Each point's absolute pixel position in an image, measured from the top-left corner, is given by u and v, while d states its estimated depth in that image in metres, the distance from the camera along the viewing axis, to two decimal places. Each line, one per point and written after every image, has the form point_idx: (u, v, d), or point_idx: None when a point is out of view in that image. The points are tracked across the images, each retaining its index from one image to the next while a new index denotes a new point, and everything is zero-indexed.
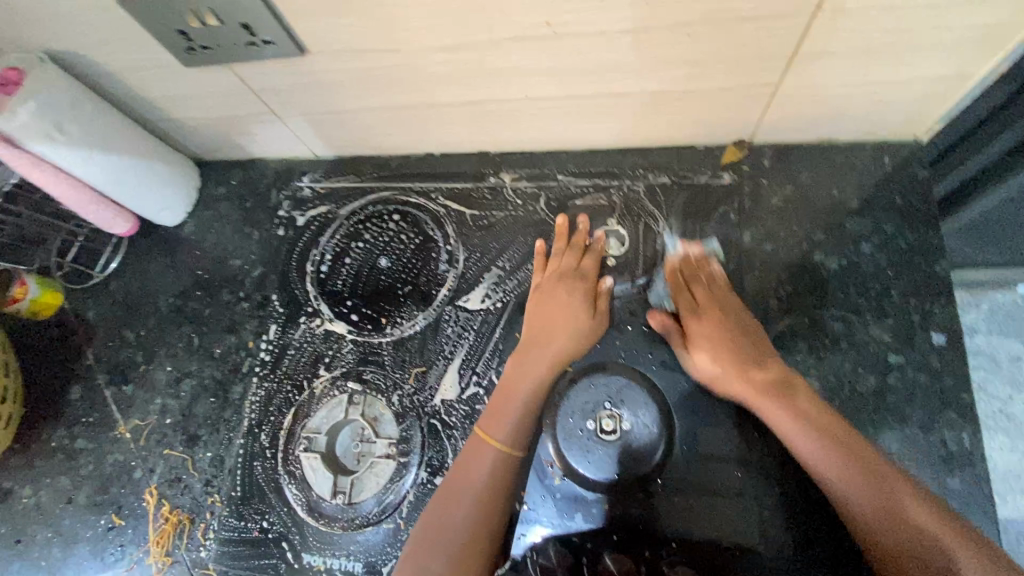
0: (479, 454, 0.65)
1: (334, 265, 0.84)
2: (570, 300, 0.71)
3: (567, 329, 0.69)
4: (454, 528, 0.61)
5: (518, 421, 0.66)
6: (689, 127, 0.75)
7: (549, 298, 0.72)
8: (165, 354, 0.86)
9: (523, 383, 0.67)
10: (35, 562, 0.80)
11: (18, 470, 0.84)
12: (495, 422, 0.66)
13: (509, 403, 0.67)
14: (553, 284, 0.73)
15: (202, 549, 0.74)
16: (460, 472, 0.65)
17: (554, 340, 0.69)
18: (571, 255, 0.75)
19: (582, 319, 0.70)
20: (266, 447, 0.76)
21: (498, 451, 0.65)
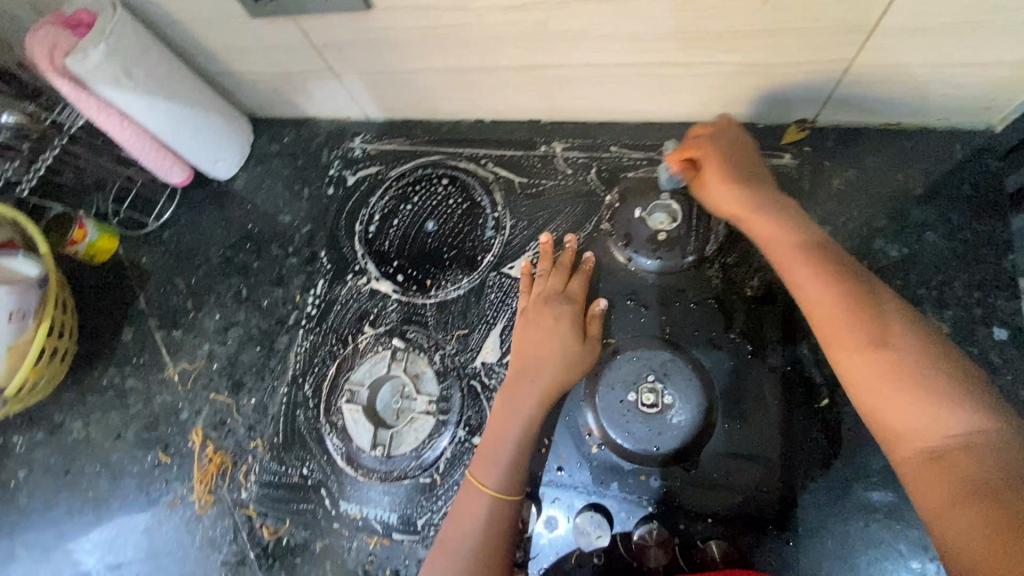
0: (474, 499, 0.63)
1: (382, 225, 0.85)
2: (557, 326, 0.69)
3: (556, 354, 0.67)
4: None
5: (508, 463, 0.64)
6: (752, 104, 0.73)
7: (535, 323, 0.70)
8: (215, 303, 0.89)
9: (516, 418, 0.65)
10: (82, 492, 0.83)
11: (69, 405, 0.87)
12: (486, 467, 0.64)
13: (497, 444, 0.65)
14: (539, 309, 0.70)
15: (244, 490, 0.77)
16: (458, 517, 0.62)
17: (543, 369, 0.67)
18: (556, 279, 0.73)
19: (572, 344, 0.67)
20: (309, 396, 0.78)
21: (493, 494, 0.62)
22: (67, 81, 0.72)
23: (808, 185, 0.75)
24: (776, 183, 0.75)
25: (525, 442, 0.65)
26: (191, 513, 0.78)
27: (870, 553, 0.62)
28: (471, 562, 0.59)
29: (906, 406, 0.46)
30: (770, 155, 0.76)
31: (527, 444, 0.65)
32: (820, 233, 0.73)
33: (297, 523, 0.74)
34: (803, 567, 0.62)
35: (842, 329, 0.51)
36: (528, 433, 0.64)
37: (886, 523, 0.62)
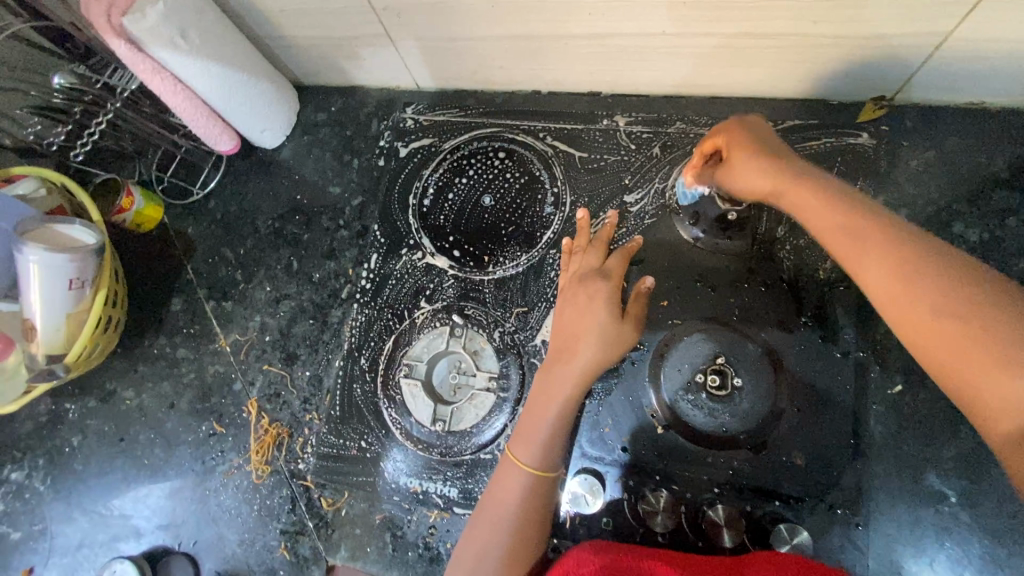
0: (511, 477, 0.63)
1: (436, 199, 0.83)
2: (592, 304, 0.67)
3: (592, 334, 0.65)
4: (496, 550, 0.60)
5: (544, 443, 0.63)
6: (831, 79, 0.70)
7: (570, 304, 0.69)
8: (265, 275, 0.88)
9: (553, 398, 0.64)
10: (138, 459, 0.83)
11: (121, 373, 0.88)
12: (524, 445, 0.63)
13: (535, 423, 0.64)
14: (574, 288, 0.69)
15: (301, 461, 0.77)
16: (496, 493, 0.62)
17: (579, 348, 0.65)
18: (592, 256, 0.72)
19: (608, 322, 0.66)
20: (366, 370, 0.78)
21: (530, 473, 0.62)
22: (125, 43, 0.70)
23: (886, 166, 0.72)
24: (851, 163, 0.72)
25: (562, 420, 0.63)
26: (248, 483, 0.78)
27: (939, 538, 0.62)
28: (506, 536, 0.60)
29: (998, 389, 0.38)
30: (846, 133, 0.73)
31: (564, 423, 0.64)
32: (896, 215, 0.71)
33: (356, 495, 0.74)
34: (870, 550, 0.63)
35: (899, 300, 0.44)
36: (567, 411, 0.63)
37: (956, 510, 0.62)
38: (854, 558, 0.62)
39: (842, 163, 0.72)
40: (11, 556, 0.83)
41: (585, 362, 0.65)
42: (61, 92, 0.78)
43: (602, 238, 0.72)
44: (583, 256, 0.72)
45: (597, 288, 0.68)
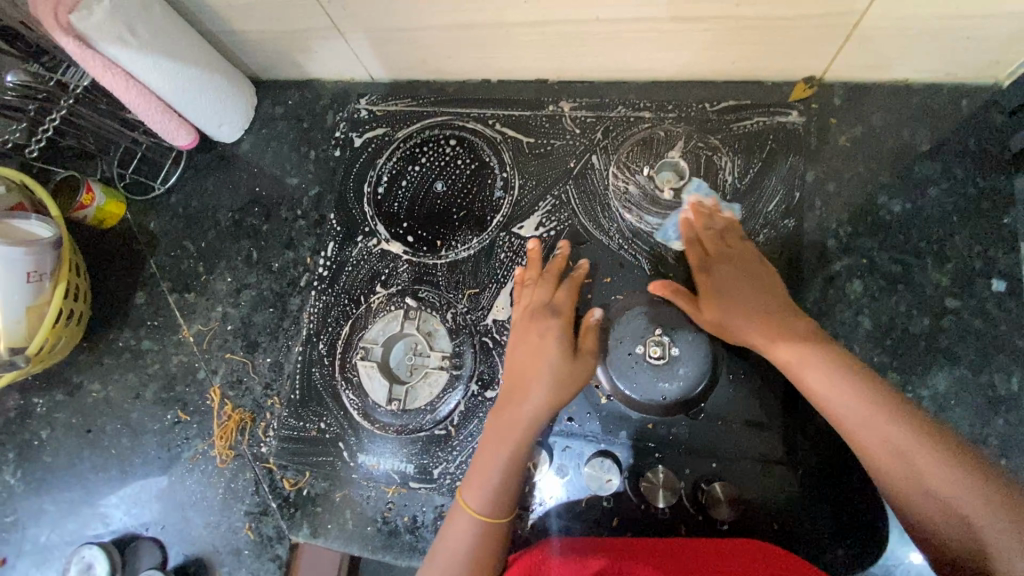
0: (460, 522, 0.63)
1: (390, 187, 0.85)
2: (545, 342, 0.69)
3: (544, 372, 0.67)
4: None
5: (495, 488, 0.64)
6: (761, 60, 0.73)
7: (523, 341, 0.70)
8: (226, 266, 0.90)
9: (510, 438, 0.65)
10: (105, 449, 0.85)
11: (87, 366, 0.89)
12: (474, 489, 0.64)
13: (489, 464, 0.64)
14: (526, 325, 0.71)
15: (263, 444, 0.79)
16: (446, 540, 0.63)
17: (532, 386, 0.67)
18: (542, 290, 0.73)
19: (560, 360, 0.67)
20: (324, 354, 0.80)
21: (481, 518, 0.62)
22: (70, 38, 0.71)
23: (815, 142, 0.75)
24: (784, 141, 0.75)
25: (511, 464, 0.64)
26: (213, 467, 0.81)
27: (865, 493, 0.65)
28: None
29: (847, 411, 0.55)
30: (778, 112, 0.76)
31: (516, 467, 0.64)
32: (825, 189, 0.74)
33: (316, 474, 0.76)
34: (801, 507, 0.66)
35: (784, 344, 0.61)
36: (519, 453, 0.64)
37: None
38: (786, 514, 0.65)
39: (774, 141, 0.75)
40: None
41: (538, 403, 0.66)
42: (14, 90, 0.77)
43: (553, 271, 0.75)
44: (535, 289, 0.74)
45: (546, 323, 0.70)
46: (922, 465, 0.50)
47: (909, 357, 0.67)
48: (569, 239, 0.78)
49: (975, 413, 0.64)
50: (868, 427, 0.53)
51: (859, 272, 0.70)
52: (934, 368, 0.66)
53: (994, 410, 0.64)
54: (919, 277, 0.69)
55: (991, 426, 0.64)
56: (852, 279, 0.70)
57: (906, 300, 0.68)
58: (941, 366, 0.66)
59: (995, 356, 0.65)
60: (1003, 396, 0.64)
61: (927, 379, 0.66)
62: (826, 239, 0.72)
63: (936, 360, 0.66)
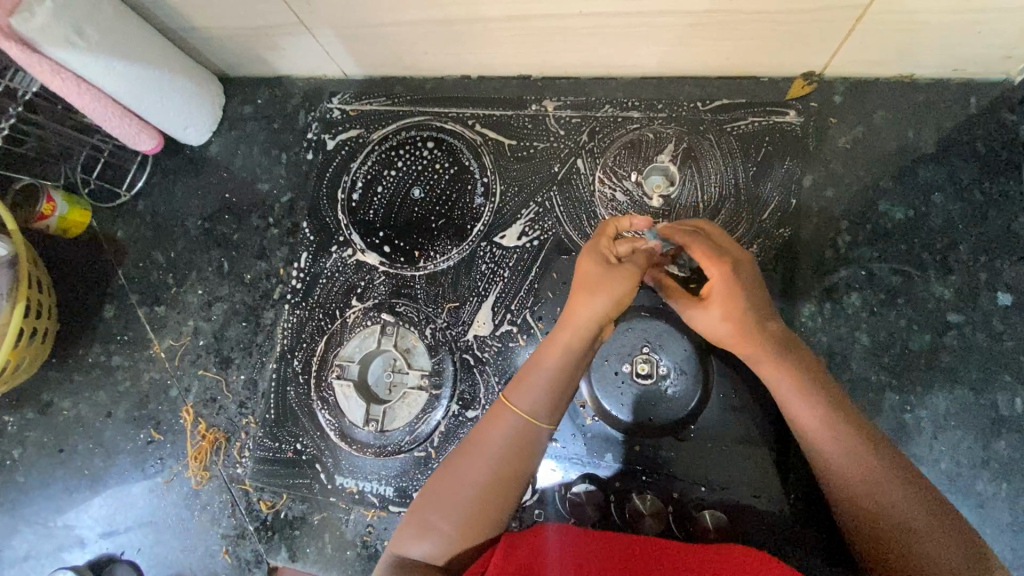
0: (499, 418, 0.56)
1: (365, 193, 0.81)
2: (614, 254, 0.59)
3: (603, 287, 0.56)
4: (456, 502, 0.54)
5: (537, 395, 0.56)
6: (756, 57, 0.68)
7: (591, 253, 0.60)
8: (197, 278, 0.86)
9: (554, 356, 0.56)
10: (78, 469, 0.83)
11: (56, 383, 0.86)
12: (521, 389, 0.57)
13: (524, 390, 0.56)
14: (596, 238, 0.61)
15: (238, 465, 0.77)
16: (476, 436, 0.56)
17: (588, 300, 0.56)
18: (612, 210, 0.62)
19: (625, 273, 0.57)
20: (299, 371, 0.77)
21: (500, 448, 0.55)
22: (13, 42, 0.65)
23: (814, 143, 0.70)
24: (780, 143, 0.70)
25: (549, 392, 0.56)
26: (188, 489, 0.78)
27: None
28: (469, 495, 0.53)
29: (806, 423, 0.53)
30: (775, 111, 0.71)
31: (555, 401, 0.56)
32: (824, 195, 0.69)
33: (293, 497, 0.74)
34: (793, 531, 0.63)
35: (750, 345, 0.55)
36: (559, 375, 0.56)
37: None
38: (776, 538, 0.63)
39: (770, 143, 0.71)
40: None
41: (595, 322, 0.57)
42: None
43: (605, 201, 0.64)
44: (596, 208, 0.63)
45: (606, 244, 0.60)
46: (856, 469, 0.50)
47: (908, 375, 0.63)
48: (553, 250, 0.74)
49: (975, 435, 0.61)
50: (823, 430, 0.51)
51: (857, 285, 0.66)
52: (933, 386, 0.63)
53: (996, 431, 0.61)
54: (921, 290, 0.65)
55: (991, 448, 0.61)
56: (850, 292, 0.66)
57: (906, 315, 0.65)
58: (941, 384, 0.63)
59: (998, 374, 0.62)
60: (1005, 416, 0.61)
61: (926, 398, 0.63)
62: (824, 248, 0.68)
63: (936, 378, 0.63)
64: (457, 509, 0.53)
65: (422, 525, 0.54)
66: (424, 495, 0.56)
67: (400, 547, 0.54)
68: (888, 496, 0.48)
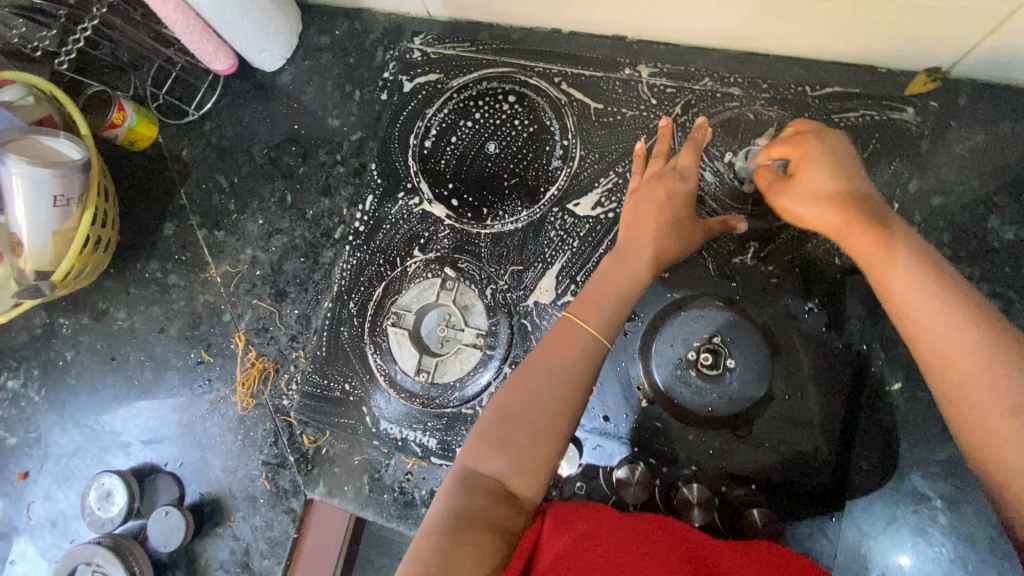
0: (568, 333, 0.57)
1: (438, 141, 0.78)
2: (671, 198, 0.62)
3: (666, 223, 0.61)
4: (532, 417, 0.53)
5: (608, 311, 0.58)
6: (882, 43, 0.63)
7: (646, 197, 0.63)
8: (258, 207, 0.85)
9: (619, 278, 0.60)
10: (129, 379, 0.85)
11: (113, 294, 0.87)
12: (587, 305, 0.59)
13: (591, 305, 0.58)
14: (650, 184, 0.64)
15: (284, 397, 0.78)
16: (543, 351, 0.57)
17: (651, 236, 0.61)
18: (659, 161, 0.66)
19: (684, 215, 0.62)
20: (353, 314, 0.77)
21: (574, 361, 0.56)
22: None
23: (927, 146, 0.66)
24: (890, 141, 0.66)
25: (615, 310, 0.58)
26: (233, 413, 0.79)
27: (915, 535, 0.61)
28: (545, 407, 0.53)
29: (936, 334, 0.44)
30: (890, 107, 0.66)
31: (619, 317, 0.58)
32: (929, 203, 0.65)
33: (336, 435, 0.74)
34: (842, 541, 0.62)
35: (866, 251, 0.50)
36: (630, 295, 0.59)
37: (937, 512, 0.61)
38: (824, 547, 0.62)
39: (879, 140, 0.66)
40: (9, 458, 0.87)
41: (652, 250, 0.60)
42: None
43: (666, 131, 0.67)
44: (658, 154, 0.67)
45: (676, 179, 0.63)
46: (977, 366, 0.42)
47: None
48: None
49: None
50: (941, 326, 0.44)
51: None
52: None
53: None
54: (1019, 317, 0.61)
55: None
56: None
57: None
58: None
59: None
60: None
61: None
62: None
63: None
64: (535, 424, 0.53)
65: (491, 439, 0.53)
66: (491, 415, 0.55)
67: (468, 462, 0.53)
68: (983, 353, 0.42)
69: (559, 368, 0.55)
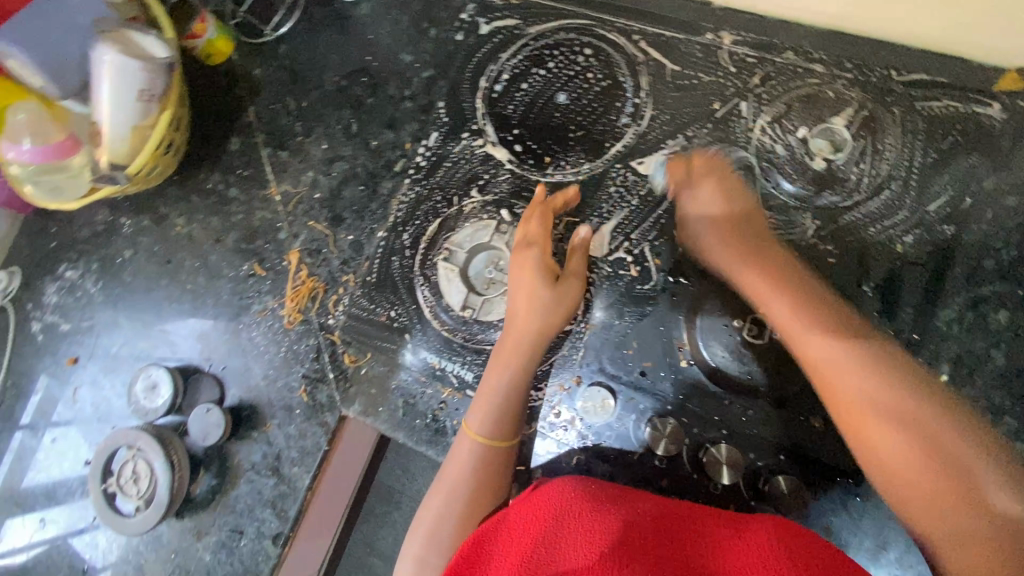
0: (464, 447, 0.66)
1: (509, 86, 0.79)
2: (528, 281, 0.68)
3: (536, 309, 0.67)
4: (454, 517, 0.62)
5: (500, 407, 0.66)
6: (980, 32, 0.61)
7: (517, 286, 0.69)
8: (323, 133, 0.87)
9: (502, 377, 0.67)
10: (183, 283, 0.88)
11: (175, 200, 0.90)
12: (476, 416, 0.66)
13: (478, 416, 0.66)
14: (518, 274, 0.69)
15: (330, 316, 0.80)
16: (447, 474, 0.65)
17: (528, 325, 0.67)
18: (537, 223, 0.71)
19: (548, 292, 0.67)
20: (406, 245, 0.79)
21: (473, 470, 0.64)
22: None
23: (1009, 144, 0.64)
24: (971, 135, 0.65)
25: (505, 407, 0.66)
26: (279, 327, 0.82)
27: None
28: (464, 502, 0.63)
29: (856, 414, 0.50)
30: (976, 100, 0.65)
31: (512, 406, 0.66)
32: (1003, 202, 0.64)
33: (377, 359, 0.77)
34: (864, 523, 0.62)
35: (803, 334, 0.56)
36: (522, 373, 0.66)
37: None
38: (845, 525, 0.62)
39: (959, 132, 0.65)
40: (63, 343, 0.92)
41: (535, 330, 0.67)
42: None
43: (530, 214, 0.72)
44: (519, 245, 0.71)
45: (535, 261, 0.69)
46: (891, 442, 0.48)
47: None
48: None
49: None
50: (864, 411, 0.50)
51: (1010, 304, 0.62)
52: None
53: None
54: None
55: None
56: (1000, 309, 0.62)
57: None
58: None
59: None
60: None
61: None
62: (985, 256, 0.63)
63: None
64: (460, 524, 0.62)
65: (423, 556, 0.61)
66: (414, 547, 0.62)
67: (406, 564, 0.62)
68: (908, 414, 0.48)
69: (465, 483, 0.64)
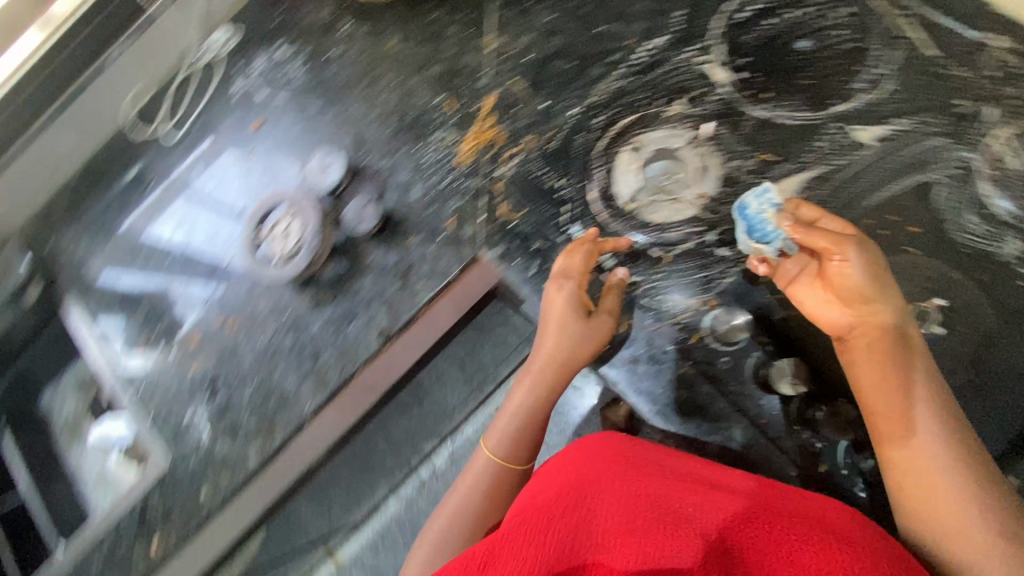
0: (481, 459, 0.81)
1: (755, 17, 0.79)
2: (561, 314, 0.74)
3: (561, 339, 0.75)
4: (466, 519, 0.79)
5: (511, 436, 0.80)
6: None
7: (546, 325, 0.76)
8: (555, 6, 0.90)
9: (524, 399, 0.79)
10: (376, 93, 0.95)
11: (399, 23, 0.98)
12: (491, 435, 0.81)
13: (493, 434, 0.81)
14: (555, 307, 0.75)
15: (500, 166, 0.85)
16: (464, 480, 0.82)
17: (552, 348, 0.76)
18: (580, 260, 0.74)
19: (577, 323, 0.73)
20: (596, 128, 0.82)
21: (485, 482, 0.80)
22: None
23: None
24: None
25: (519, 438, 0.79)
26: (449, 160, 0.88)
27: None
28: (480, 501, 0.79)
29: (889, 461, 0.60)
30: None
31: (527, 432, 0.80)
32: None
33: (530, 218, 0.82)
34: None
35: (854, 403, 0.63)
36: (544, 396, 0.78)
37: None
38: None
39: None
40: (252, 109, 1.02)
41: (563, 351, 0.74)
42: None
43: (585, 256, 0.74)
44: (558, 283, 0.76)
45: (574, 313, 0.74)
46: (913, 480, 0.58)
47: None
48: (904, 168, 0.69)
49: None
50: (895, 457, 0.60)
51: None
52: None
53: None
54: None
55: None
56: None
57: None
58: None
59: None
60: None
61: None
62: None
63: None
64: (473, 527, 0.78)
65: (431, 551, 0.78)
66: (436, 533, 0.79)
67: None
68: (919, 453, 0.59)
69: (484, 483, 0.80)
